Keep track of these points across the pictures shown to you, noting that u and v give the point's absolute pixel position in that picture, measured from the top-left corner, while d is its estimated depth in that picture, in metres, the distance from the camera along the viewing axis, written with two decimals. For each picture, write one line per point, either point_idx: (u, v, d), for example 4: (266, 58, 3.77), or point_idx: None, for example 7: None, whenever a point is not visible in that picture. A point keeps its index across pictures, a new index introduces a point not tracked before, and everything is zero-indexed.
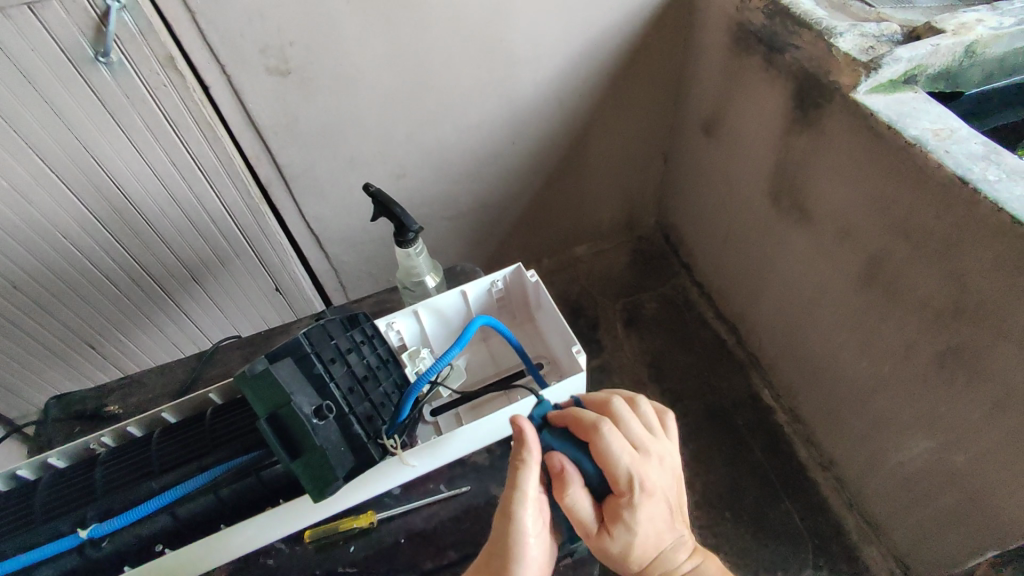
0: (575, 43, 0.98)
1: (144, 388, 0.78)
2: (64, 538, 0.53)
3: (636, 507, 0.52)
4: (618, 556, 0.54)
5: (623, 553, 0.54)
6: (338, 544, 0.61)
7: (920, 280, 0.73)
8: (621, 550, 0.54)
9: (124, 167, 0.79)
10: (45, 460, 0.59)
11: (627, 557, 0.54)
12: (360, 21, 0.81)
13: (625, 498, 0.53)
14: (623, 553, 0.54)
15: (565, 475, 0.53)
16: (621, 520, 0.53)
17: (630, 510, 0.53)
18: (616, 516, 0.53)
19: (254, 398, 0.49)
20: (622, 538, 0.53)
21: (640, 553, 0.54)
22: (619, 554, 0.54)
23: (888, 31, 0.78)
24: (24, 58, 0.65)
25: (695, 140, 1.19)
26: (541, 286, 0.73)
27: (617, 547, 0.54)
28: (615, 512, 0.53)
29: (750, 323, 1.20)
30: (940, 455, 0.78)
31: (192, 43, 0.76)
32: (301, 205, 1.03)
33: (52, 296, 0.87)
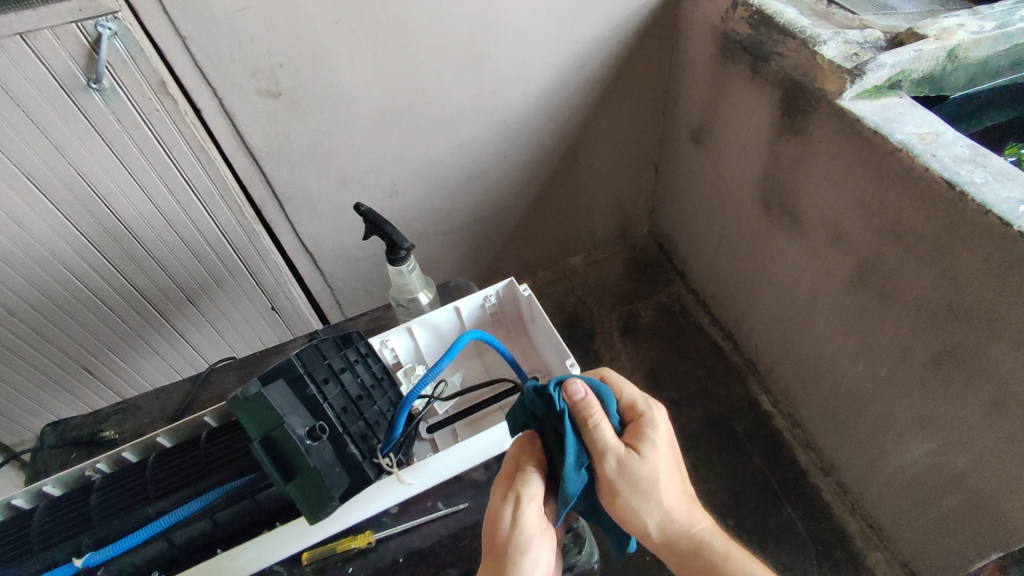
0: (564, 56, 0.99)
1: (141, 412, 0.78)
2: (60, 568, 0.52)
3: (657, 424, 0.56)
4: (651, 478, 0.54)
5: (655, 476, 0.54)
6: (336, 565, 0.60)
7: (912, 283, 0.73)
8: (651, 472, 0.54)
9: (118, 192, 0.79)
10: (41, 488, 0.58)
11: (658, 481, 0.54)
12: (349, 42, 0.82)
13: (646, 418, 0.57)
14: (654, 478, 0.54)
15: (589, 399, 0.51)
16: (648, 438, 0.55)
17: (654, 427, 0.56)
18: (640, 439, 0.55)
19: (247, 421, 0.48)
20: (655, 455, 0.54)
21: (666, 480, 0.55)
22: (652, 479, 0.54)
23: (872, 37, 0.79)
24: (17, 86, 0.65)
25: (685, 149, 1.19)
26: (534, 300, 0.74)
27: (650, 467, 0.54)
28: (639, 434, 0.56)
29: (747, 329, 1.20)
30: (940, 457, 0.78)
31: (184, 68, 0.77)
32: (295, 224, 1.03)
33: (47, 322, 0.87)
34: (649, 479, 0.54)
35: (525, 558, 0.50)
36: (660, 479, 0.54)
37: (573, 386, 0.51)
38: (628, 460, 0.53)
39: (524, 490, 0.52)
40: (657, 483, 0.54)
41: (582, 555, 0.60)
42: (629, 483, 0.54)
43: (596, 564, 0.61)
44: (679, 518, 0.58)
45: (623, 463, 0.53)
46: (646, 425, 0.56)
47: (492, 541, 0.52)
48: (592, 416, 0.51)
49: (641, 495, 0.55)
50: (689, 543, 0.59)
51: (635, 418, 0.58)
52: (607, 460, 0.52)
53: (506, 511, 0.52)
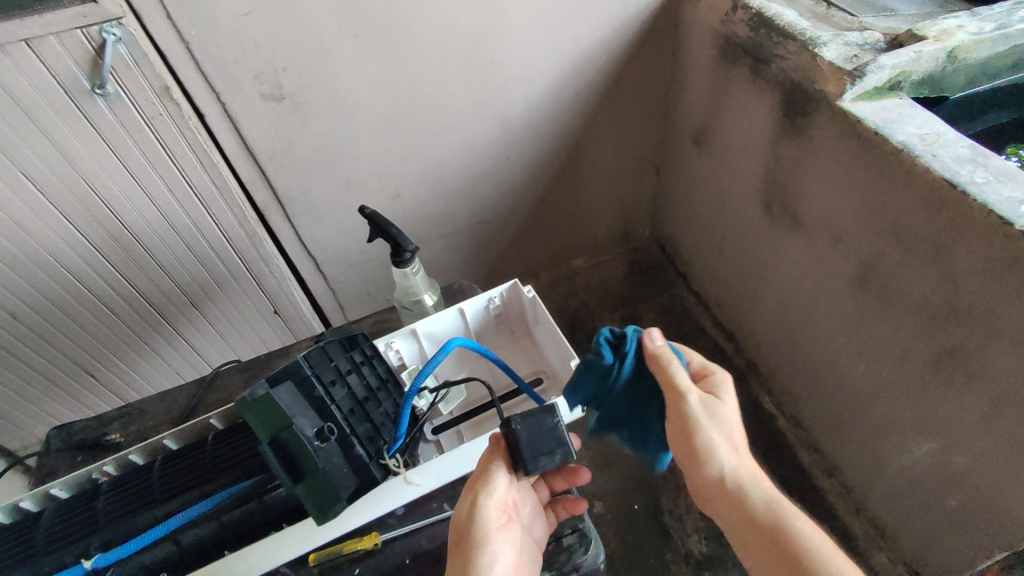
0: (564, 59, 0.99)
1: (146, 415, 0.78)
2: (69, 569, 0.52)
3: (722, 377, 0.63)
4: (724, 416, 0.60)
5: (726, 418, 0.60)
6: (342, 566, 0.60)
7: (913, 283, 0.73)
8: (724, 414, 0.60)
9: (122, 196, 0.79)
10: (47, 491, 0.58)
11: (730, 422, 0.60)
12: (352, 46, 0.82)
13: (710, 372, 0.64)
14: (727, 419, 0.60)
15: (665, 347, 0.59)
16: (714, 388, 0.62)
17: (719, 381, 0.63)
18: (708, 388, 0.62)
19: (256, 423, 0.48)
20: (726, 400, 0.61)
21: (735, 425, 0.60)
22: (725, 417, 0.59)
23: (871, 39, 0.79)
24: (21, 91, 0.65)
25: (687, 151, 1.20)
26: (538, 301, 0.74)
27: (723, 409, 0.60)
28: (708, 383, 0.62)
29: (748, 330, 1.20)
30: (942, 457, 0.78)
31: (188, 73, 0.77)
32: (298, 227, 1.03)
33: (51, 326, 0.87)
34: (722, 417, 0.59)
35: (484, 552, 0.52)
36: (730, 424, 0.60)
37: (655, 334, 0.60)
38: (705, 397, 0.59)
39: (483, 488, 0.53)
40: (728, 423, 0.60)
41: (587, 555, 0.61)
42: (708, 420, 0.58)
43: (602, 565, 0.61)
44: (744, 465, 0.59)
45: (701, 402, 0.59)
46: (714, 376, 0.63)
47: (457, 534, 0.54)
48: (671, 358, 0.58)
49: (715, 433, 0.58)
50: (756, 493, 0.57)
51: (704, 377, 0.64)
52: (689, 398, 0.58)
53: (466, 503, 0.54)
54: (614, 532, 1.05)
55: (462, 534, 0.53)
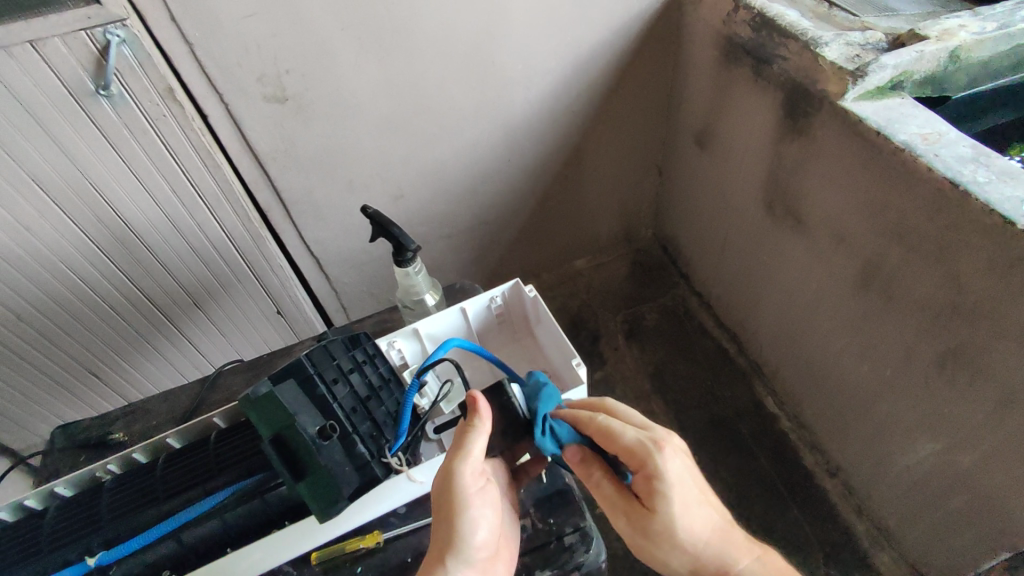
0: (566, 60, 0.99)
1: (149, 415, 0.79)
2: (72, 567, 0.53)
3: (662, 470, 0.52)
4: (665, 529, 0.53)
5: (670, 528, 0.53)
6: (344, 565, 0.60)
7: (916, 282, 0.73)
8: (668, 524, 0.53)
9: (126, 197, 0.79)
10: (51, 490, 0.58)
11: (676, 530, 0.53)
12: (355, 48, 0.83)
13: (647, 466, 0.52)
14: (673, 527, 0.53)
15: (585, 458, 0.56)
16: (655, 489, 0.52)
17: (658, 477, 0.52)
18: (648, 489, 0.53)
19: (259, 421, 0.49)
20: (665, 504, 0.52)
21: (687, 521, 0.53)
22: (667, 531, 0.53)
23: (873, 39, 0.79)
24: (26, 92, 0.66)
25: (689, 152, 1.20)
26: (539, 301, 0.74)
27: (665, 520, 0.53)
28: (646, 487, 0.53)
29: (751, 331, 1.20)
30: (946, 457, 0.78)
31: (191, 75, 0.77)
32: (301, 228, 1.03)
33: (57, 327, 0.88)
34: (666, 531, 0.53)
35: (463, 520, 0.51)
36: (678, 529, 0.53)
37: (570, 450, 0.56)
38: (635, 519, 0.54)
39: (459, 454, 0.52)
40: (678, 527, 0.53)
41: (589, 553, 0.61)
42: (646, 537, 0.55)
43: (604, 564, 0.61)
44: (713, 557, 0.54)
45: (630, 524, 0.55)
46: (648, 476, 0.52)
47: (435, 502, 0.53)
48: (595, 473, 0.56)
49: (665, 545, 0.54)
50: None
51: (638, 468, 0.53)
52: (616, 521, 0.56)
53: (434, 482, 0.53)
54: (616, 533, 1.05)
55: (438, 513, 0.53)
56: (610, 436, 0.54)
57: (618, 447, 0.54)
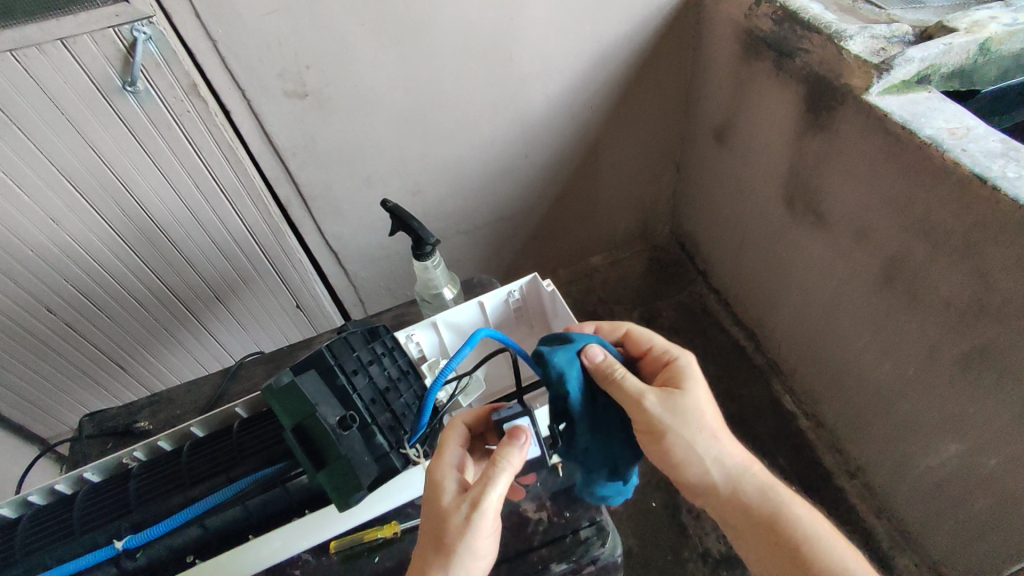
0: (584, 56, 0.99)
1: (174, 404, 0.80)
2: (101, 549, 0.55)
3: (692, 361, 0.60)
4: (693, 411, 0.57)
5: (695, 412, 0.57)
6: (362, 555, 0.61)
7: (943, 280, 0.72)
8: (692, 406, 0.57)
9: (150, 190, 0.81)
10: (80, 474, 0.60)
11: (698, 412, 0.57)
12: (374, 43, 0.83)
13: (678, 361, 0.60)
14: (700, 412, 0.57)
15: (609, 359, 0.56)
16: (682, 376, 0.59)
17: (685, 367, 0.59)
18: (673, 378, 0.59)
19: (281, 410, 0.50)
20: (692, 388, 0.58)
21: (710, 410, 0.58)
22: (692, 415, 0.56)
23: (899, 32, 0.78)
24: (56, 89, 0.68)
25: (708, 148, 1.19)
26: (557, 295, 0.75)
27: (691, 401, 0.57)
28: (674, 377, 0.59)
29: (769, 328, 1.19)
30: (971, 459, 0.77)
31: (215, 72, 0.79)
32: (321, 223, 1.05)
33: (83, 318, 0.90)
34: (692, 414, 0.56)
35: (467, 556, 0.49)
36: (700, 411, 0.57)
37: (592, 351, 0.56)
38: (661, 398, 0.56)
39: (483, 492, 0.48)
40: (703, 410, 0.57)
41: (606, 547, 0.61)
42: (674, 417, 0.55)
43: (619, 559, 0.62)
44: (735, 457, 0.57)
45: (661, 402, 0.55)
46: (676, 368, 0.60)
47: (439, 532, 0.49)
48: (618, 369, 0.55)
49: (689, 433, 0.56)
50: (754, 484, 0.57)
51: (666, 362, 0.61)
52: (647, 400, 0.55)
53: (460, 511, 0.48)
54: (630, 529, 1.05)
55: (466, 544, 0.48)
56: (641, 339, 0.63)
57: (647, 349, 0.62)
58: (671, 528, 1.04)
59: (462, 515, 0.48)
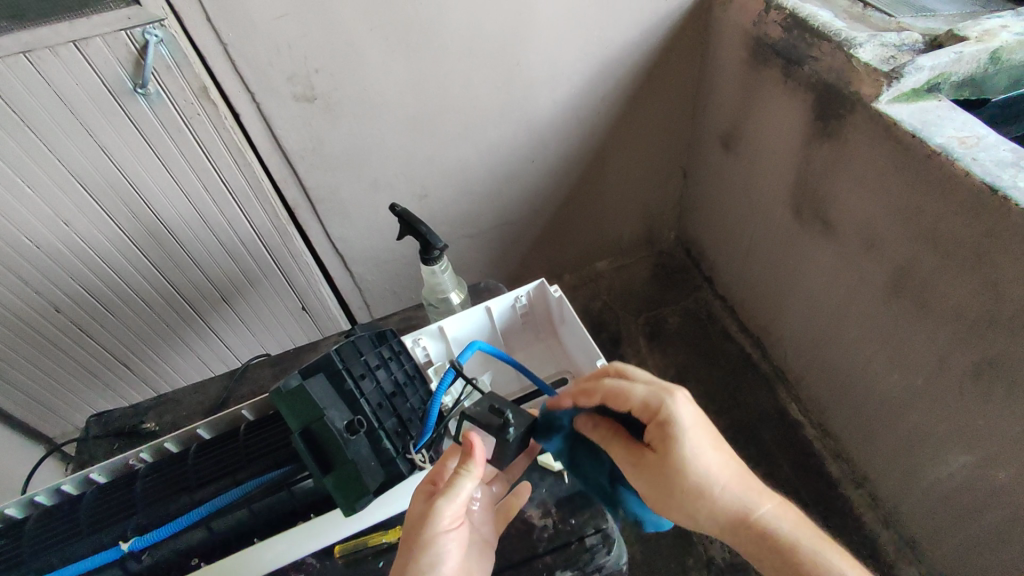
0: (593, 62, 0.99)
1: (180, 406, 0.81)
2: (107, 550, 0.55)
3: (668, 423, 0.54)
4: (736, 502, 0.53)
5: (728, 501, 0.53)
6: (367, 559, 0.60)
7: (953, 290, 0.71)
8: (684, 457, 0.54)
9: (159, 191, 0.81)
10: (87, 475, 0.61)
11: (715, 489, 0.53)
12: (383, 48, 0.84)
13: (660, 414, 0.55)
14: (710, 485, 0.54)
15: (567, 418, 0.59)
16: (669, 435, 0.54)
17: (671, 422, 0.54)
18: (657, 434, 0.55)
19: (289, 413, 0.51)
20: (668, 469, 0.54)
21: (747, 487, 0.54)
22: (726, 508, 0.53)
23: (909, 41, 0.78)
24: (68, 90, 0.68)
25: (715, 154, 1.19)
26: (564, 300, 0.75)
27: (687, 465, 0.53)
28: (661, 437, 0.54)
29: (776, 336, 1.19)
30: (980, 470, 0.76)
31: (225, 75, 0.79)
32: (328, 226, 1.05)
33: (89, 318, 0.91)
34: (733, 514, 0.53)
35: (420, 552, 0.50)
36: (718, 490, 0.53)
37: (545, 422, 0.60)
38: (648, 469, 0.55)
39: (443, 493, 0.51)
40: (706, 474, 0.54)
41: (611, 555, 0.60)
42: (675, 492, 0.54)
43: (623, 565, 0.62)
44: (737, 499, 0.53)
45: (648, 479, 0.55)
46: (661, 422, 0.54)
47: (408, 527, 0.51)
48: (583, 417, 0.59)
49: (776, 542, 0.51)
50: (754, 520, 0.52)
51: (650, 414, 0.55)
52: (635, 476, 0.55)
53: (423, 511, 0.51)
54: (634, 536, 1.05)
55: (427, 543, 0.50)
56: (620, 394, 0.56)
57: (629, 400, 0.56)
58: (674, 535, 1.04)
59: (424, 514, 0.51)
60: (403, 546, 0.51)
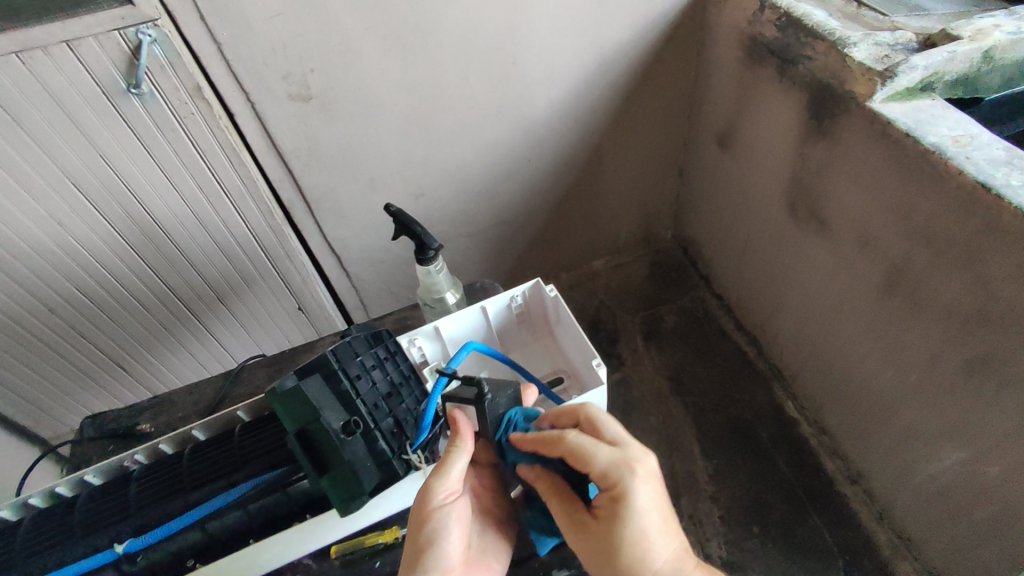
0: (588, 61, 0.99)
1: (176, 407, 0.80)
2: (101, 553, 0.54)
3: (625, 495, 0.51)
4: None
5: None
6: (363, 559, 0.62)
7: (945, 288, 0.72)
8: (628, 536, 0.51)
9: (153, 192, 0.81)
10: (81, 478, 0.60)
11: (650, 574, 0.52)
12: (379, 47, 0.83)
13: (617, 487, 0.52)
14: (644, 565, 0.52)
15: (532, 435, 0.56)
16: (617, 512, 0.52)
17: (623, 499, 0.51)
18: (606, 507, 0.52)
19: (285, 413, 0.51)
20: (609, 542, 0.52)
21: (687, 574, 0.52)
22: None
23: (903, 39, 0.78)
24: (61, 90, 0.68)
25: (711, 153, 1.19)
26: (560, 300, 0.75)
27: (627, 544, 0.51)
28: (610, 509, 0.52)
29: (772, 334, 1.19)
30: (973, 466, 0.76)
31: (219, 74, 0.79)
32: (323, 226, 1.04)
33: (85, 319, 0.90)
34: None
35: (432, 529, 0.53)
36: (654, 574, 0.52)
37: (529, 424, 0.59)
38: (588, 537, 0.53)
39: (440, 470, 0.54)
40: (648, 556, 0.51)
41: None
42: (610, 567, 0.52)
43: None
44: None
45: (585, 544, 0.53)
46: (614, 496, 0.52)
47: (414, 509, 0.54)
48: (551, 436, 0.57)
49: None
50: None
51: (607, 484, 0.52)
52: (572, 537, 0.54)
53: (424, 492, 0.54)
54: None
55: (434, 522, 0.53)
56: (578, 459, 0.53)
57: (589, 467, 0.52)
58: None
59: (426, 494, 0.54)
60: (411, 527, 0.54)
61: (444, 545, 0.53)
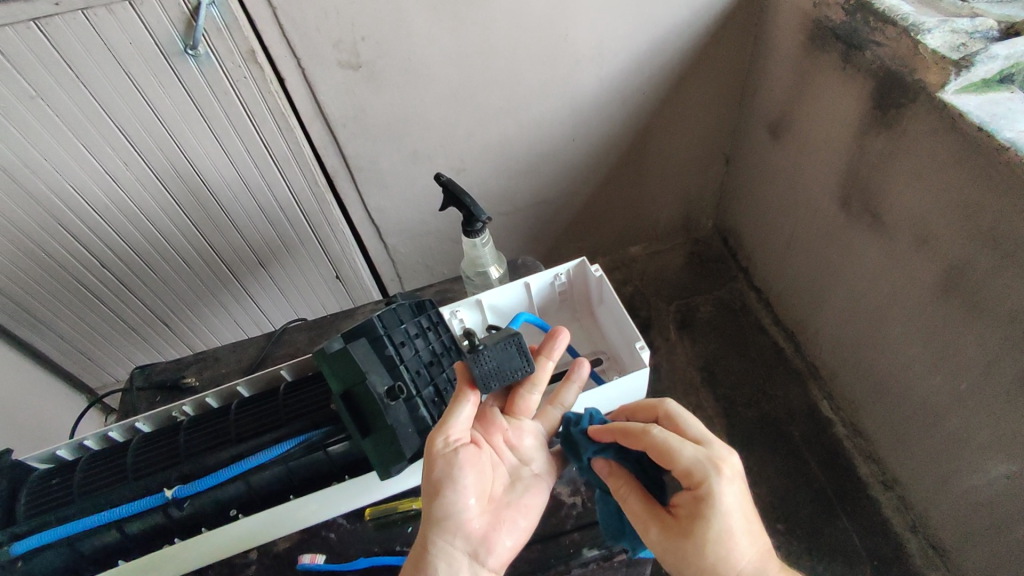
0: (641, 40, 0.97)
1: (219, 363, 0.83)
2: (151, 496, 0.56)
3: (711, 492, 0.50)
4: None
5: None
6: (396, 523, 0.63)
7: (1008, 292, 0.68)
8: (712, 535, 0.50)
9: (204, 153, 0.83)
10: (133, 424, 0.63)
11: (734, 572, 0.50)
12: (430, 16, 0.82)
13: (703, 486, 0.50)
14: (729, 562, 0.50)
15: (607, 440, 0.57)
16: (700, 511, 0.50)
17: (709, 497, 0.50)
18: (690, 504, 0.51)
19: (332, 374, 0.52)
20: (692, 538, 0.50)
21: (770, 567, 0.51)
22: None
23: (983, 27, 0.73)
24: (121, 48, 0.69)
25: (762, 141, 1.15)
26: (604, 281, 0.74)
27: (709, 542, 0.50)
28: (693, 508, 0.51)
29: (812, 330, 1.16)
30: (1020, 480, 0.73)
31: (273, 39, 0.79)
32: (365, 196, 1.05)
33: (131, 273, 0.93)
34: None
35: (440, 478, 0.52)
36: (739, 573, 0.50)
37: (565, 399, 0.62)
38: (670, 535, 0.51)
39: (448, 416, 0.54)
40: (732, 557, 0.50)
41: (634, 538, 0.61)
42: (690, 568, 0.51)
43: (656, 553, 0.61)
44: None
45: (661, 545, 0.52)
46: (699, 493, 0.50)
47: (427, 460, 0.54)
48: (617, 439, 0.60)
49: None
50: None
51: (692, 484, 0.51)
52: (648, 535, 0.52)
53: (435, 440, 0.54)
54: None
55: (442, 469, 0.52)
56: (665, 453, 0.52)
57: (675, 464, 0.52)
58: None
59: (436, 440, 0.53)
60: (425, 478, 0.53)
61: (454, 496, 0.52)
